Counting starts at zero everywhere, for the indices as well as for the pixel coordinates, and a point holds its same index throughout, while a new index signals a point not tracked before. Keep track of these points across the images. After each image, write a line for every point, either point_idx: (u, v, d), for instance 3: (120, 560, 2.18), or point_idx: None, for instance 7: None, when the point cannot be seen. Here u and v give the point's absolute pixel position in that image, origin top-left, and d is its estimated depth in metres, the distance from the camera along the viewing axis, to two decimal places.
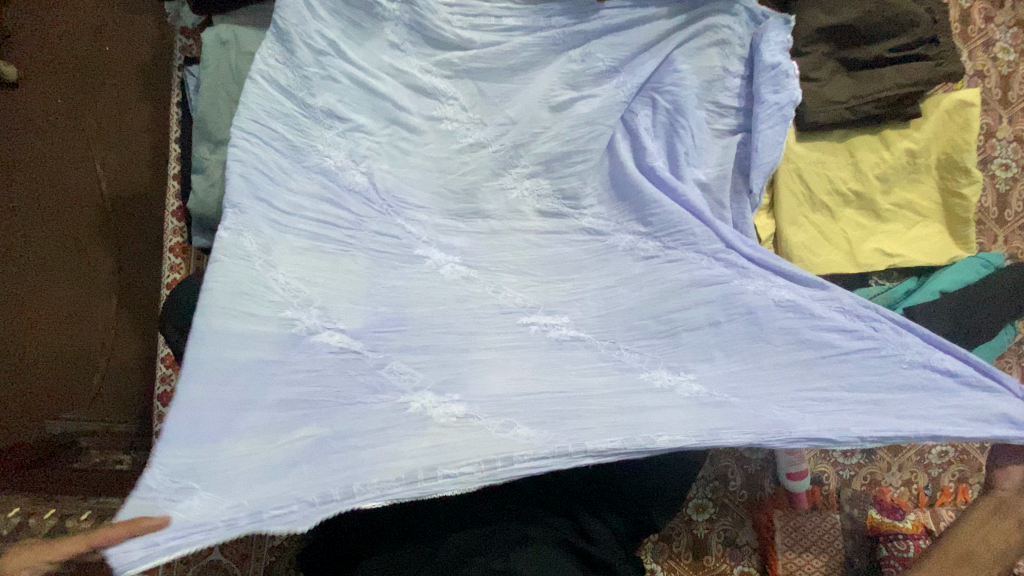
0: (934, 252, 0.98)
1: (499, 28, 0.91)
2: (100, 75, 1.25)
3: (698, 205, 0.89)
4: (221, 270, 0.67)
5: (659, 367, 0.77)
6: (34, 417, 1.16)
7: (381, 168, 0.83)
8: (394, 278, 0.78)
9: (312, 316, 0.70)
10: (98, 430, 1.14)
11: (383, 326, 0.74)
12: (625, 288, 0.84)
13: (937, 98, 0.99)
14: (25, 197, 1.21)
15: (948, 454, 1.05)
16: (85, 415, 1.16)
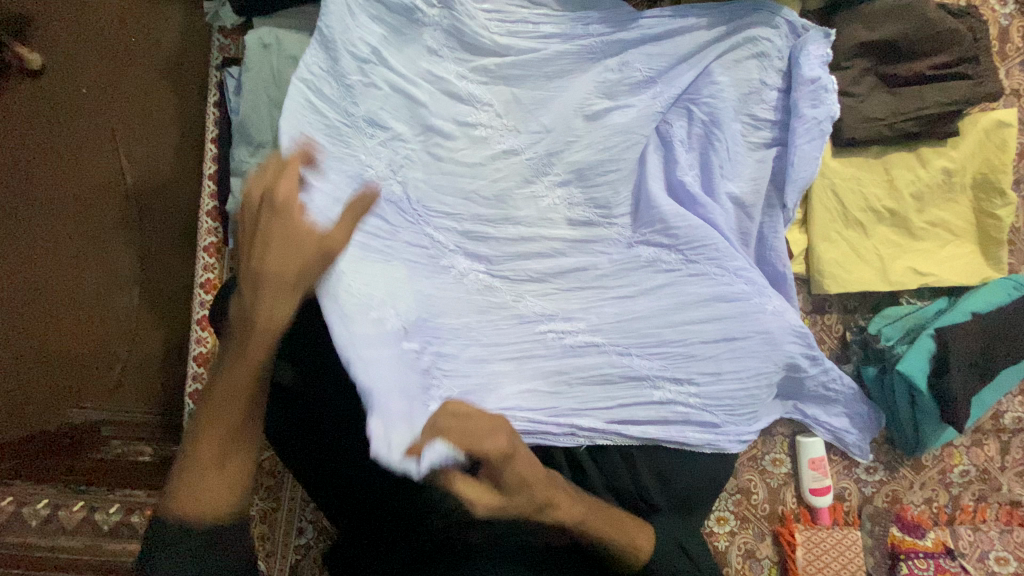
0: (965, 272, 0.98)
1: (536, 35, 0.91)
2: (127, 66, 1.25)
3: (723, 224, 0.91)
4: (311, 278, 0.68)
5: (664, 378, 0.85)
6: (57, 408, 1.16)
7: (420, 178, 0.84)
8: (427, 287, 0.82)
9: (387, 321, 0.75)
10: (121, 422, 1.15)
11: (424, 332, 0.80)
12: (644, 300, 0.88)
13: (976, 116, 0.97)
14: (52, 188, 1.21)
15: (970, 473, 1.04)
16: (109, 406, 1.17)
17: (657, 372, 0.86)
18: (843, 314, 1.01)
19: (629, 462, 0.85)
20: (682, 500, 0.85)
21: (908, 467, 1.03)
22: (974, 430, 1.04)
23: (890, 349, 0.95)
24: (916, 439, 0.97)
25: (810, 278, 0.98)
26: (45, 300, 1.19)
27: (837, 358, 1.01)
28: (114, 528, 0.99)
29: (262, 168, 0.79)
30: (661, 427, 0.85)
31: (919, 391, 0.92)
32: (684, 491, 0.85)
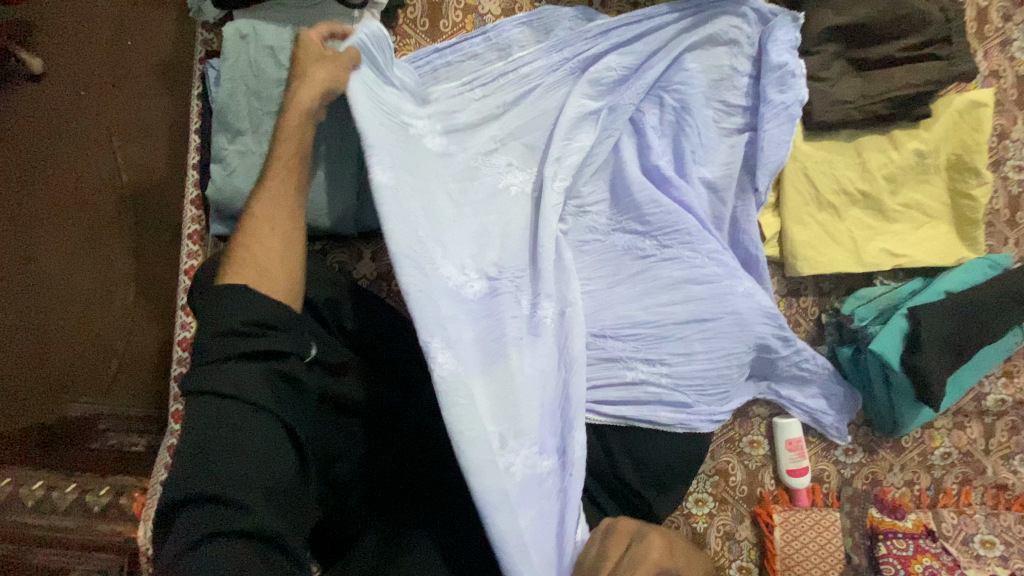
0: (940, 253, 0.98)
1: (499, 46, 0.92)
2: (121, 67, 1.27)
3: (696, 208, 0.92)
4: (455, 420, 0.61)
5: (636, 359, 0.85)
6: (54, 401, 1.19)
7: (498, 260, 0.78)
8: (533, 361, 0.74)
9: (509, 431, 0.67)
10: (115, 414, 1.18)
11: (551, 414, 0.74)
12: (618, 287, 0.88)
13: (948, 98, 0.98)
14: (48, 187, 1.24)
15: (952, 456, 1.04)
16: (104, 400, 1.19)
17: (630, 353, 0.86)
18: (818, 297, 1.02)
19: (603, 440, 0.86)
20: (654, 479, 0.86)
21: (887, 450, 1.03)
22: (955, 412, 1.04)
23: (864, 329, 0.96)
24: (893, 419, 0.98)
25: (784, 261, 0.99)
26: (41, 295, 1.22)
27: (814, 340, 1.02)
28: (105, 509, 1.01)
29: (241, 155, 0.82)
30: (635, 409, 0.85)
31: (893, 368, 0.92)
32: (657, 469, 0.86)
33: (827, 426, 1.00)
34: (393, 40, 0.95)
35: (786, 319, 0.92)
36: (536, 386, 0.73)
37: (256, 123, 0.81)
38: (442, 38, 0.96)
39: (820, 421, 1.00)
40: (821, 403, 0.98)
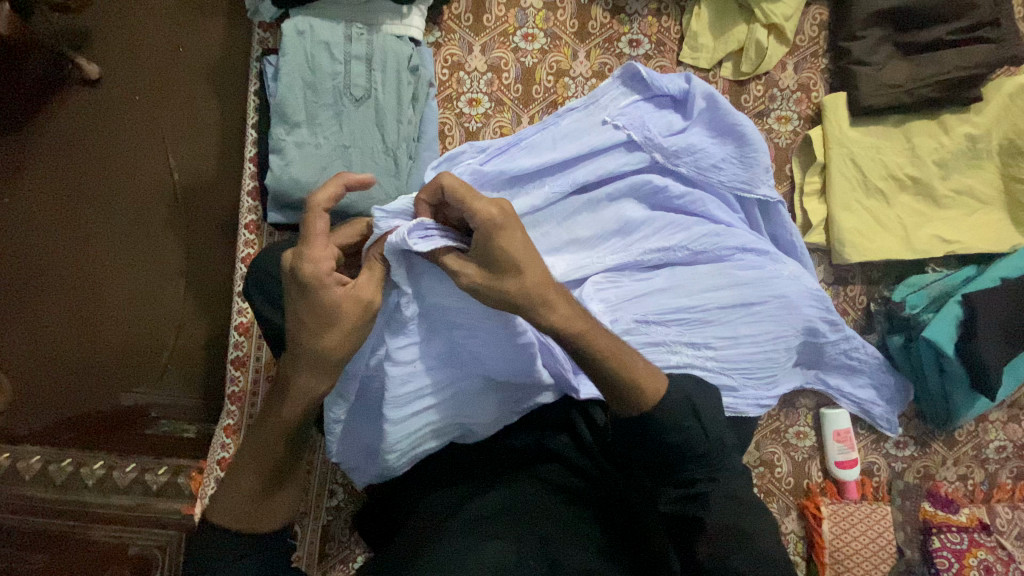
0: (993, 239, 0.96)
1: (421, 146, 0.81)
2: (175, 72, 1.33)
3: (724, 208, 0.90)
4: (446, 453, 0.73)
5: (681, 343, 0.84)
6: (109, 389, 1.20)
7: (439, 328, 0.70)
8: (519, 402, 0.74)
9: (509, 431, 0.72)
10: (167, 402, 1.18)
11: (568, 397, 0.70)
12: (663, 273, 0.86)
13: (999, 82, 0.96)
14: (108, 184, 1.29)
15: (1007, 449, 1.01)
16: (156, 389, 1.20)
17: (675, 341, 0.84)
18: (866, 285, 1.01)
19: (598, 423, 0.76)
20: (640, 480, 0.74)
21: (940, 442, 1.00)
22: (1010, 405, 1.01)
23: (915, 316, 0.94)
24: (947, 409, 0.95)
25: (831, 248, 0.98)
26: (92, 286, 1.25)
27: (862, 329, 1.01)
28: (163, 487, 1.06)
29: (298, 146, 0.85)
30: None
31: (946, 356, 0.90)
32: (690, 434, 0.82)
33: (875, 416, 0.97)
34: (438, 35, 0.97)
35: (833, 305, 0.92)
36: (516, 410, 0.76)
37: (311, 114, 0.85)
38: (485, 32, 0.98)
39: (867, 411, 0.97)
40: (865, 392, 0.96)
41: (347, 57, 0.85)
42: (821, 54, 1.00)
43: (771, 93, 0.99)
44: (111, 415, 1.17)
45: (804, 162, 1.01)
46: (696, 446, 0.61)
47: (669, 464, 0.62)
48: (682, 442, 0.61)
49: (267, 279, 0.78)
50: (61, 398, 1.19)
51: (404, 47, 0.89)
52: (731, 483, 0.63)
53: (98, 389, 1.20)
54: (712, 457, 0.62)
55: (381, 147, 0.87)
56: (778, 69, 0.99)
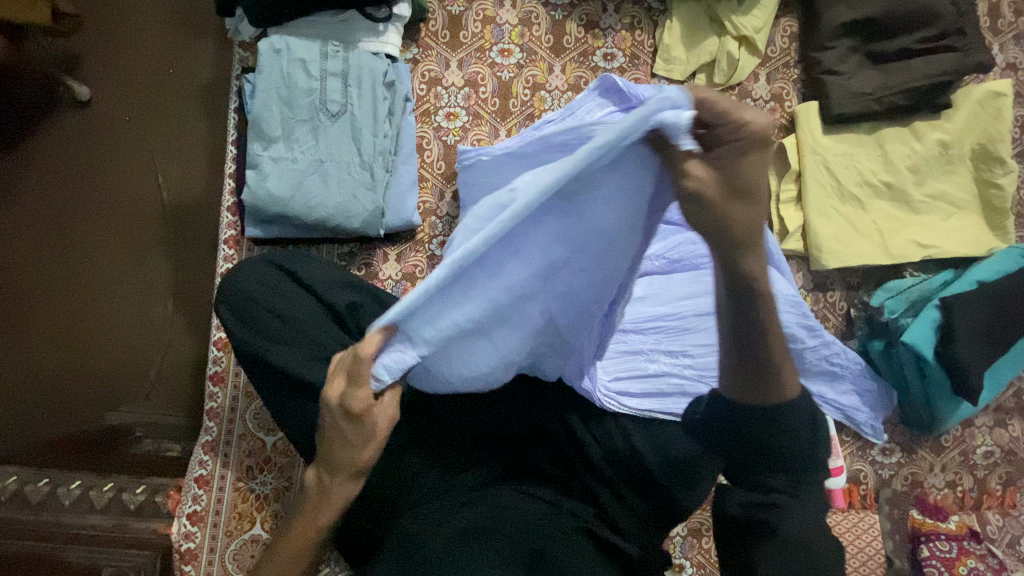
0: (970, 242, 0.96)
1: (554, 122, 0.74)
2: (164, 92, 1.35)
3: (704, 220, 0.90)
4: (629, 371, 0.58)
5: (659, 351, 0.86)
6: (96, 409, 1.19)
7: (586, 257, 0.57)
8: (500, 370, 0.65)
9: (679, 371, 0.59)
10: (151, 421, 1.17)
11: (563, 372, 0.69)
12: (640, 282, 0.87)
13: (967, 89, 0.98)
14: (98, 204, 1.30)
15: (994, 455, 1.00)
16: (140, 408, 1.18)
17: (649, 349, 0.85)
18: (845, 291, 1.01)
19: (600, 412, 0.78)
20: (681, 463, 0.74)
21: (927, 449, 0.99)
22: (995, 409, 1.01)
23: (894, 321, 0.94)
24: (930, 415, 0.95)
25: (809, 254, 0.98)
26: (77, 304, 1.25)
27: (843, 335, 1.01)
28: (140, 506, 1.05)
29: (275, 161, 0.86)
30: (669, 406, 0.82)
31: (926, 360, 0.90)
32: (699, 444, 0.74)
33: (862, 424, 0.96)
34: (415, 51, 0.99)
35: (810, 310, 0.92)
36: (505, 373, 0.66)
37: (288, 130, 0.86)
38: (462, 48, 1.00)
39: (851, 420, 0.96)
40: (847, 400, 0.95)
41: (323, 74, 0.87)
42: (792, 64, 1.01)
43: (745, 103, 1.00)
44: (97, 435, 1.16)
45: (779, 170, 1.01)
46: (795, 452, 0.55)
47: (759, 461, 0.56)
48: (785, 443, 0.55)
49: (240, 301, 0.78)
50: (43, 417, 1.18)
51: (379, 64, 0.90)
52: (808, 501, 0.56)
53: (86, 408, 1.19)
54: (799, 468, 0.56)
55: (359, 163, 0.88)
56: (751, 79, 1.00)
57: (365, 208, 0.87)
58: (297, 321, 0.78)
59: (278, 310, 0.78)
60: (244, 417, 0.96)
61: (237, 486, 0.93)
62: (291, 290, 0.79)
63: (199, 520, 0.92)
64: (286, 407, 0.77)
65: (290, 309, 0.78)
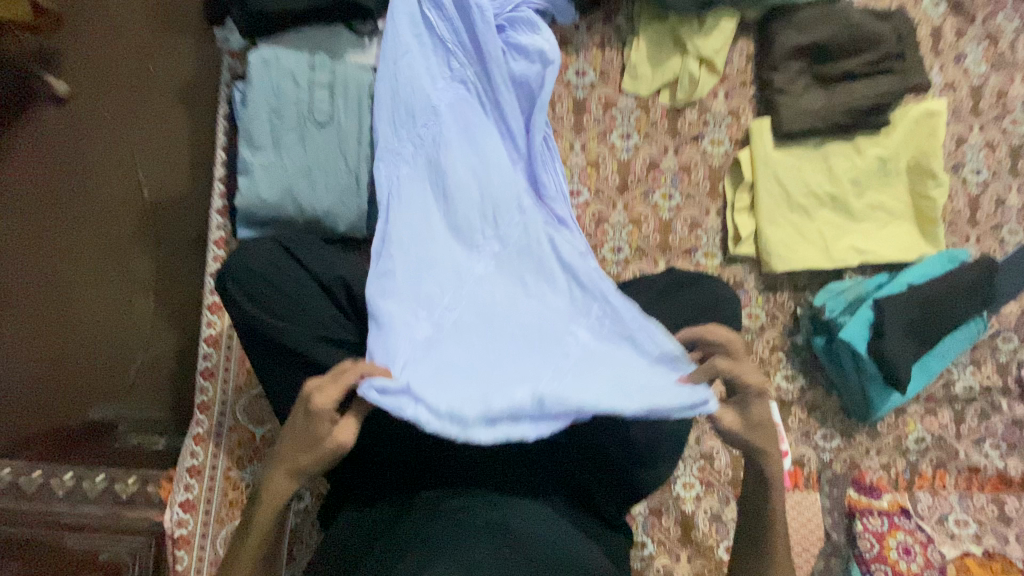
0: (901, 249, 1.06)
1: None
2: (145, 93, 1.31)
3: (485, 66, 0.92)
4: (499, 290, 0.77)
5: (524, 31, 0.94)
6: (80, 404, 1.25)
7: (513, 377, 0.72)
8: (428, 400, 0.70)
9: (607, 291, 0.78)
10: (142, 420, 1.24)
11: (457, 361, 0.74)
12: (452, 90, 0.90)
13: (905, 108, 1.08)
14: (69, 193, 1.29)
15: (925, 440, 1.12)
16: (117, 405, 1.26)
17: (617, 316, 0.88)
18: (793, 292, 1.09)
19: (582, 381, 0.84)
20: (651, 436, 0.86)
21: (863, 434, 1.10)
22: (926, 399, 1.12)
23: (834, 319, 1.03)
24: (866, 403, 1.04)
25: (761, 258, 1.07)
26: (70, 293, 1.28)
27: (789, 331, 1.09)
28: (133, 496, 1.03)
29: (264, 168, 0.90)
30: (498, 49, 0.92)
31: (860, 354, 0.99)
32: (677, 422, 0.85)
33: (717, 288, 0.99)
34: None
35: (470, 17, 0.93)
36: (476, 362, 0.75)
37: (277, 139, 0.91)
38: None
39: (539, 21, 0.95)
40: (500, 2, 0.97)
41: (311, 86, 0.92)
42: (748, 82, 1.10)
43: (704, 118, 1.09)
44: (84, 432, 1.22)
45: (735, 180, 1.10)
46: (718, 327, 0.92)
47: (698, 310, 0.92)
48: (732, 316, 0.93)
49: (248, 275, 0.81)
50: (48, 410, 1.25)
51: (365, 74, 0.95)
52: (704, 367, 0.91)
53: (67, 406, 1.26)
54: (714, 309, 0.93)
55: (347, 169, 0.92)
56: (711, 96, 1.09)
57: (352, 212, 0.92)
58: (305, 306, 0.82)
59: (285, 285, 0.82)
60: (233, 411, 1.01)
61: (227, 475, 0.99)
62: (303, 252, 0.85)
63: (192, 508, 0.97)
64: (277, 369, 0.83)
65: (283, 281, 0.82)
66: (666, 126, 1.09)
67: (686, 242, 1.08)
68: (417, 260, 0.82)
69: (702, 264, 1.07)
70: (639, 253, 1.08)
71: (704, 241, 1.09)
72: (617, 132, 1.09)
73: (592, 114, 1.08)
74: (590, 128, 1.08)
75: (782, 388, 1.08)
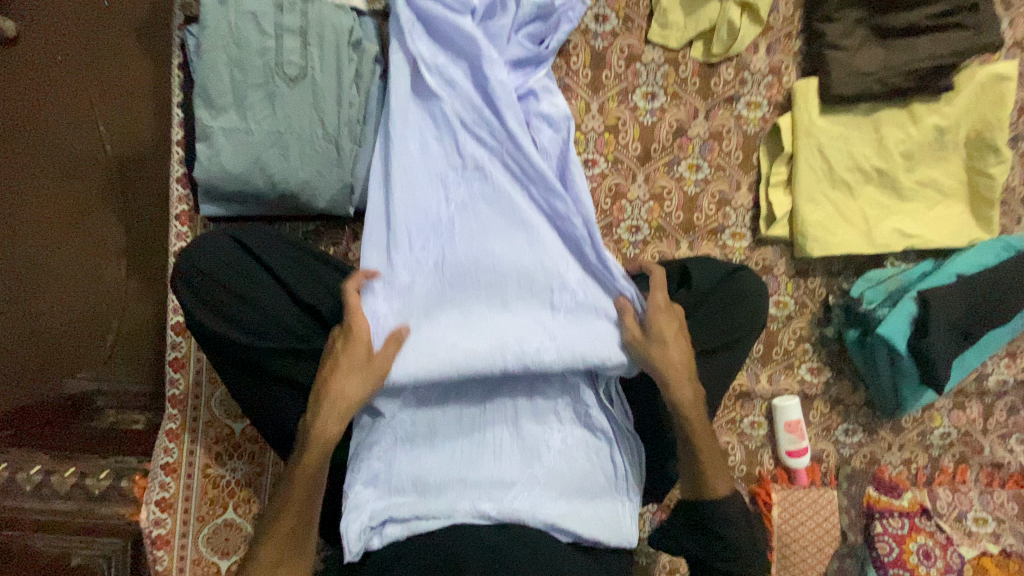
0: (951, 234, 0.95)
1: None
2: (105, 33, 1.09)
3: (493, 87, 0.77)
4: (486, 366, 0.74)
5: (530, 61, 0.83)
6: (56, 371, 1.08)
7: (489, 474, 0.72)
8: (409, 469, 0.72)
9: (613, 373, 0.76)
10: (116, 386, 1.08)
11: (441, 438, 0.74)
12: (447, 121, 0.76)
13: (972, 70, 0.93)
14: (17, 148, 1.08)
15: (950, 436, 1.05)
16: (101, 372, 1.09)
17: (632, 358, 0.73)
18: (825, 277, 0.99)
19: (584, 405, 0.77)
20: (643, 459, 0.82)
21: (887, 429, 1.03)
22: (955, 393, 1.05)
23: (872, 312, 0.94)
24: (895, 401, 0.96)
25: (794, 240, 0.95)
26: (25, 256, 1.09)
27: (819, 321, 1.00)
28: (104, 492, 0.97)
29: (226, 133, 0.76)
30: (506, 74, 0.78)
31: (899, 352, 0.91)
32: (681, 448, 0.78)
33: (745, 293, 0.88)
34: None
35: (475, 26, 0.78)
36: (462, 423, 0.74)
37: (240, 97, 0.76)
38: None
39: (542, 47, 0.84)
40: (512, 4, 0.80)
41: (279, 32, 0.76)
42: (794, 35, 0.95)
43: (741, 76, 0.95)
44: (58, 403, 1.05)
45: (771, 150, 0.97)
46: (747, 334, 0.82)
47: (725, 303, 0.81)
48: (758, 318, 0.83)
49: (207, 285, 0.70)
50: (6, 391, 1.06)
51: (344, 18, 0.79)
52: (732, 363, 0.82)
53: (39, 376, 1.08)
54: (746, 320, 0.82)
55: (326, 134, 0.79)
56: (750, 50, 0.95)
57: (333, 188, 0.79)
58: (275, 321, 0.72)
59: (248, 298, 0.71)
60: (209, 403, 0.92)
61: (206, 472, 0.91)
62: (272, 259, 0.73)
63: (169, 506, 0.90)
64: (245, 384, 0.74)
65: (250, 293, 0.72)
66: (697, 86, 0.95)
67: (712, 220, 0.97)
68: (405, 315, 0.71)
69: (729, 246, 0.96)
70: (659, 233, 0.96)
71: (733, 220, 0.97)
72: (640, 91, 0.94)
73: (612, 69, 0.93)
74: (609, 85, 0.94)
75: (806, 381, 1.00)
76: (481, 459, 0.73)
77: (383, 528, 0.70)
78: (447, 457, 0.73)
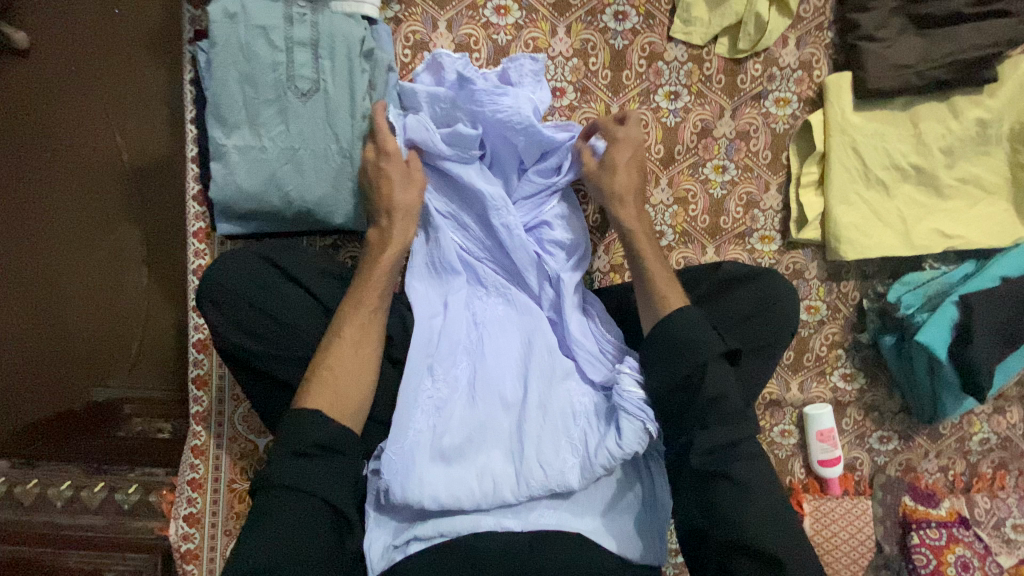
0: (994, 233, 0.91)
1: None
2: (116, 44, 1.09)
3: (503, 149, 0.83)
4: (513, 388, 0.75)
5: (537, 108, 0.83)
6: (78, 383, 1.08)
7: (515, 492, 0.69)
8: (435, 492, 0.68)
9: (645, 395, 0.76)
10: (138, 396, 1.07)
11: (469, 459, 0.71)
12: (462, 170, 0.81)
13: (1018, 58, 0.88)
14: (34, 162, 1.08)
15: (990, 441, 1.01)
16: (126, 380, 1.08)
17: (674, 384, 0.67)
18: (859, 280, 0.96)
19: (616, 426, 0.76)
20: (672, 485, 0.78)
21: (923, 436, 1.00)
22: (997, 397, 1.00)
23: (911, 317, 0.90)
24: (934, 408, 0.93)
25: (827, 243, 0.91)
26: (47, 271, 1.09)
27: (853, 326, 0.96)
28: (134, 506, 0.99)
29: (240, 151, 0.75)
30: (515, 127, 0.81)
31: (939, 359, 0.87)
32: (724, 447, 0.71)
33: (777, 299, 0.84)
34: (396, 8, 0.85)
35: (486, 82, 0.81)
36: (490, 447, 0.72)
37: (253, 113, 0.75)
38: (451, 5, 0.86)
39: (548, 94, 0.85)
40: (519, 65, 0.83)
41: (290, 45, 0.74)
42: (826, 26, 0.90)
43: (769, 72, 0.91)
44: (86, 415, 1.06)
45: (802, 148, 0.92)
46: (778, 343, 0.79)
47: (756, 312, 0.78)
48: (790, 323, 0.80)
49: (229, 296, 0.70)
50: (27, 406, 1.06)
51: (356, 28, 0.77)
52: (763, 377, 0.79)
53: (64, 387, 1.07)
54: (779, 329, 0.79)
55: (340, 149, 0.77)
56: (778, 44, 0.90)
57: (349, 203, 0.78)
58: (291, 331, 0.70)
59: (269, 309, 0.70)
60: (232, 420, 0.92)
61: (231, 487, 0.92)
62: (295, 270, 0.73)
63: (197, 522, 0.91)
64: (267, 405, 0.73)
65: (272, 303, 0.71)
66: (723, 83, 0.91)
67: (739, 223, 0.93)
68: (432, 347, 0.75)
69: (757, 250, 0.93)
70: (684, 238, 0.93)
71: (761, 223, 0.93)
72: (663, 91, 0.90)
73: (633, 68, 0.90)
74: (630, 86, 0.90)
75: (838, 389, 0.97)
76: (507, 480, 0.69)
77: (407, 547, 0.68)
78: (474, 479, 0.69)
